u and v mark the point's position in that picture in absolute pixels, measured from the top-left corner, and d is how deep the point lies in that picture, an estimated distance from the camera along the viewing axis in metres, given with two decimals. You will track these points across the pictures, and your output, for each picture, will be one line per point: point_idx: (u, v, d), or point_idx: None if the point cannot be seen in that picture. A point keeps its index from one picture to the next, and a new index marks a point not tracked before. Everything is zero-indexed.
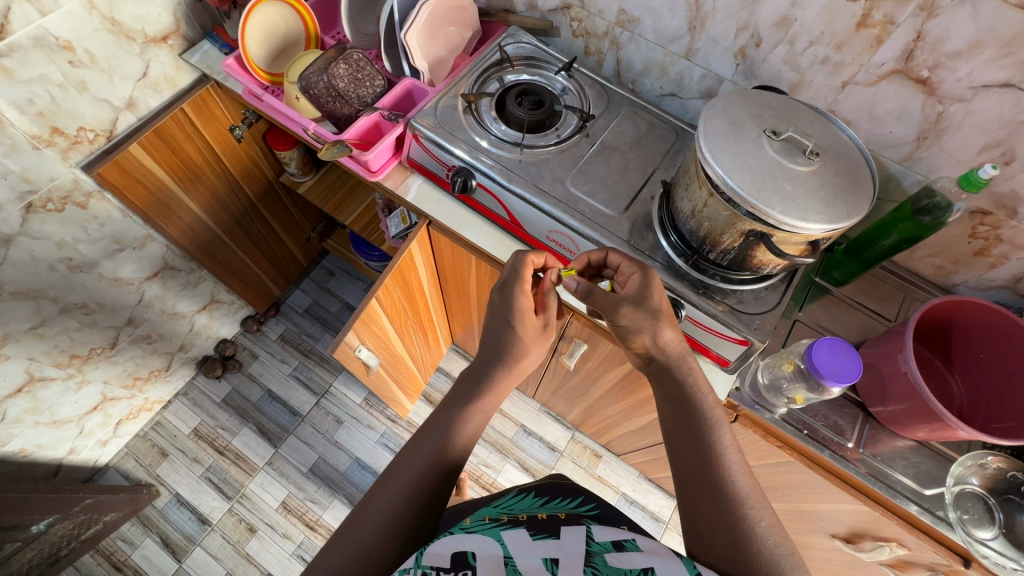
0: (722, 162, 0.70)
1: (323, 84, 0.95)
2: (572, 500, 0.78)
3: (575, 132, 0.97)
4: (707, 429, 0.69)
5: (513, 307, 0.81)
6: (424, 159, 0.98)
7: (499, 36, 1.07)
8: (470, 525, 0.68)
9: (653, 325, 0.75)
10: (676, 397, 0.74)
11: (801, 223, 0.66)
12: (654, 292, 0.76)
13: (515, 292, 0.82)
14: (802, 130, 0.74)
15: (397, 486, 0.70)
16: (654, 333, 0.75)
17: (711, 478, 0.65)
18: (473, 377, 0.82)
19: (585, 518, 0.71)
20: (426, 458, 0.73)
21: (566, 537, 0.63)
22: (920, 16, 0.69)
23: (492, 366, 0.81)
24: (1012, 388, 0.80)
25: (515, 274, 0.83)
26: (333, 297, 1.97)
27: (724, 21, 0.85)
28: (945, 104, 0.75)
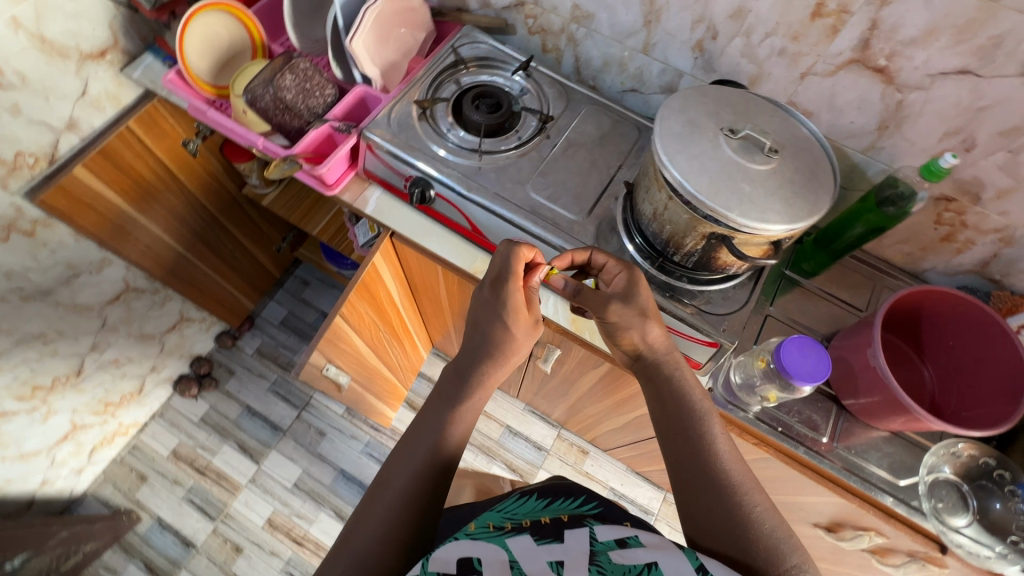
0: (679, 165, 0.68)
1: (269, 97, 0.91)
2: (574, 500, 0.76)
3: (535, 134, 0.94)
4: (696, 418, 0.69)
5: (509, 303, 0.76)
6: (381, 170, 0.95)
7: (452, 37, 1.03)
8: (475, 530, 0.66)
9: (643, 321, 0.73)
10: (660, 388, 0.74)
11: (761, 225, 0.65)
12: (641, 289, 0.74)
13: (507, 285, 0.76)
14: (759, 127, 0.71)
15: (389, 498, 0.68)
16: (642, 330, 0.74)
17: (706, 468, 0.65)
18: (461, 364, 0.78)
19: (587, 518, 0.69)
20: (425, 462, 0.71)
21: (571, 540, 0.61)
22: (874, 4, 0.67)
23: (486, 353, 0.77)
24: (983, 375, 0.80)
25: (507, 268, 0.77)
26: (309, 307, 1.93)
27: (679, 14, 0.82)
28: (904, 92, 0.73)
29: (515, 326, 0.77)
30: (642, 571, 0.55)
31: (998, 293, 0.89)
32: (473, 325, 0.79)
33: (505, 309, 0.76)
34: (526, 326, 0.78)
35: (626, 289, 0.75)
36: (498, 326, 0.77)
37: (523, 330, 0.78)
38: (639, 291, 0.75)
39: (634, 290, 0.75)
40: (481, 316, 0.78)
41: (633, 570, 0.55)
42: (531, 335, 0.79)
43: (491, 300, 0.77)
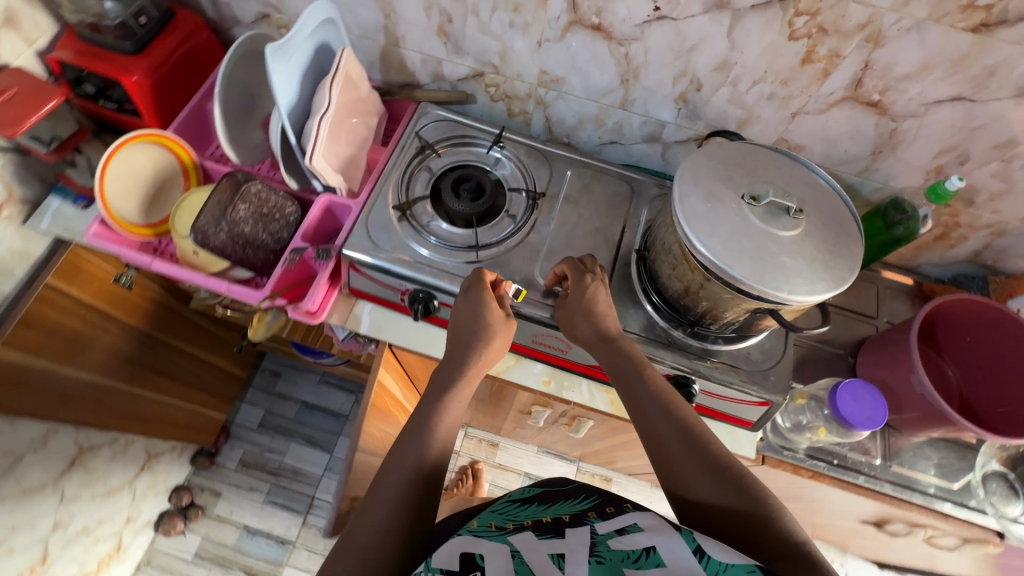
0: (713, 247, 0.64)
1: (224, 235, 0.79)
2: (571, 498, 0.66)
3: (528, 213, 0.88)
4: (657, 387, 0.66)
5: (483, 305, 0.72)
6: (370, 286, 0.85)
7: (410, 119, 0.94)
8: (478, 526, 0.62)
9: (583, 314, 0.72)
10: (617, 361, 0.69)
11: (811, 297, 0.62)
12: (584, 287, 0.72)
13: (481, 293, 0.73)
14: (777, 188, 0.69)
15: (379, 505, 0.58)
16: (585, 320, 0.72)
17: (685, 438, 0.61)
18: (442, 367, 0.71)
19: (588, 516, 0.62)
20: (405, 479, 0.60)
21: (572, 535, 0.57)
22: (866, 47, 0.65)
23: (465, 351, 0.71)
24: (1005, 368, 0.82)
25: (471, 283, 0.75)
26: (286, 400, 1.77)
27: (659, 70, 0.78)
28: (898, 121, 0.73)
29: (491, 314, 0.71)
30: (642, 556, 0.52)
31: (997, 279, 0.92)
32: (455, 336, 0.73)
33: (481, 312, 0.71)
34: (502, 320, 0.73)
35: (579, 296, 0.72)
36: (475, 326, 0.72)
37: (498, 324, 0.73)
38: (592, 295, 0.72)
39: (587, 293, 0.72)
40: (460, 324, 0.73)
41: (633, 557, 0.52)
42: (511, 330, 0.73)
43: (469, 305, 0.73)
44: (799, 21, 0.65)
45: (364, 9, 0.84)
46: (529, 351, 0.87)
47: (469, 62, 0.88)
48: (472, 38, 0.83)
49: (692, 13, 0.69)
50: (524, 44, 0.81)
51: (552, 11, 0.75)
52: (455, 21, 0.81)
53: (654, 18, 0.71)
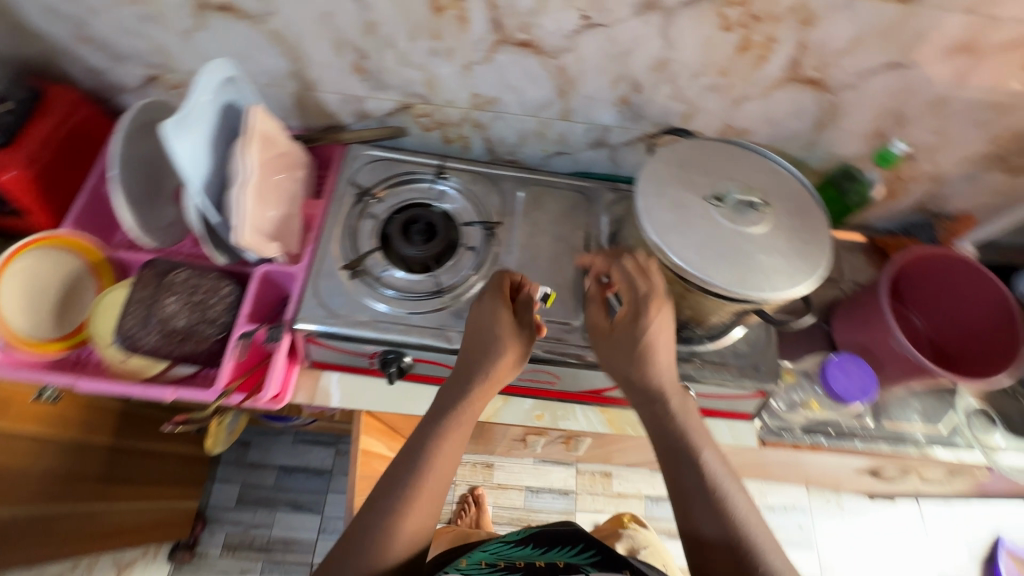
0: (687, 254, 0.61)
1: (155, 334, 0.71)
2: (571, 545, 0.67)
3: (487, 244, 0.83)
4: (705, 466, 0.59)
5: (495, 320, 0.67)
6: (333, 355, 0.78)
7: (342, 165, 0.86)
8: (465, 566, 0.67)
9: (635, 350, 0.63)
10: (663, 428, 0.62)
11: (794, 291, 0.61)
12: (645, 318, 0.63)
13: (495, 306, 0.68)
14: (737, 183, 0.67)
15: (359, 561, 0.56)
16: (632, 350, 0.63)
17: (725, 539, 0.55)
18: (447, 384, 0.68)
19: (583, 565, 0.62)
20: (396, 503, 0.59)
21: None
22: (801, 29, 0.64)
23: (475, 366, 0.67)
24: (967, 309, 0.86)
25: (489, 289, 0.69)
26: (262, 468, 1.65)
27: (596, 77, 0.74)
28: (838, 94, 0.73)
29: (501, 326, 0.67)
30: None
31: (943, 222, 0.95)
32: (465, 350, 0.68)
33: (490, 329, 0.67)
34: (515, 333, 0.67)
35: (629, 330, 0.64)
36: (485, 341, 0.67)
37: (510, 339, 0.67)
38: (645, 334, 0.63)
39: (639, 331, 0.63)
40: (473, 335, 0.68)
41: None
42: (528, 344, 0.67)
43: (481, 316, 0.68)
44: (731, 11, 0.63)
45: (268, 57, 0.76)
46: (515, 388, 0.82)
47: (394, 96, 0.82)
48: (393, 71, 0.77)
49: (621, 17, 0.65)
50: (451, 70, 0.75)
51: (475, 33, 0.69)
52: (372, 56, 0.74)
53: (583, 28, 0.67)
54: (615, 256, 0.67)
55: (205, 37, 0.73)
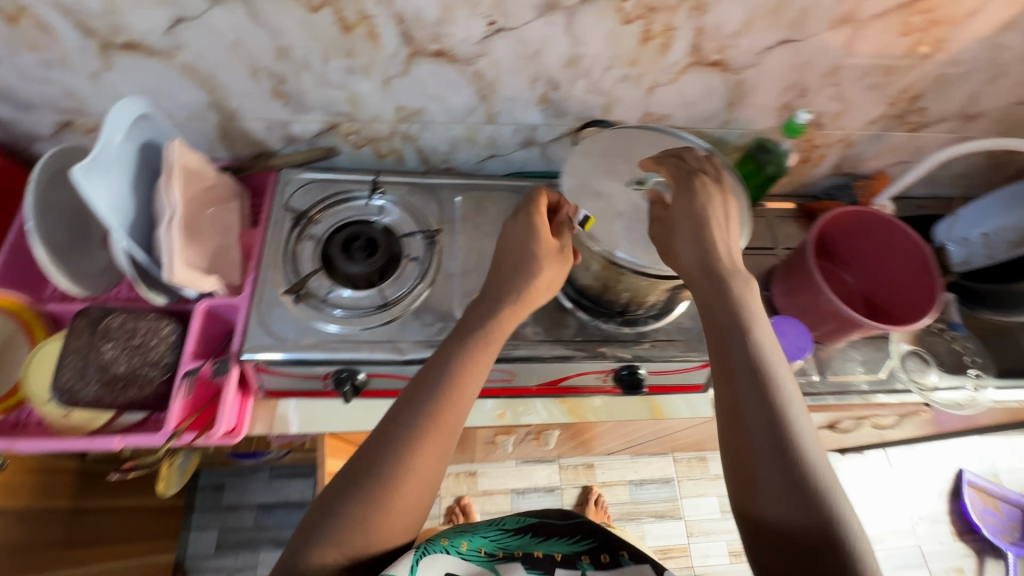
0: (629, 249, 0.65)
1: (96, 385, 0.70)
2: (567, 533, 0.64)
3: (429, 252, 0.84)
4: (773, 391, 0.55)
5: (533, 234, 0.69)
6: (286, 382, 0.78)
7: (275, 192, 0.86)
8: (465, 550, 0.61)
9: (696, 222, 0.63)
10: (733, 350, 0.58)
11: None
12: (705, 192, 0.64)
13: (531, 218, 0.69)
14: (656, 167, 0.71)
15: (360, 529, 0.54)
16: (690, 227, 0.63)
17: (779, 469, 0.51)
18: (479, 303, 0.69)
19: (581, 558, 0.61)
20: (429, 411, 0.60)
21: None
22: (695, 16, 0.68)
23: (509, 282, 0.69)
24: (891, 260, 0.91)
25: (524, 204, 0.72)
26: (239, 510, 1.60)
27: (513, 80, 0.76)
28: (741, 73, 0.77)
29: (538, 245, 0.69)
30: None
31: (860, 182, 1.01)
32: (501, 270, 0.71)
33: (530, 251, 0.69)
34: (554, 253, 0.70)
35: (688, 205, 0.63)
36: (522, 259, 0.69)
37: (549, 256, 0.70)
38: (704, 207, 0.63)
39: (697, 206, 0.63)
40: (510, 252, 0.71)
41: None
42: (563, 265, 0.70)
43: (518, 234, 0.70)
44: (628, 5, 0.66)
45: (183, 91, 0.75)
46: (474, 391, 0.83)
47: (319, 117, 0.82)
48: (313, 92, 0.77)
49: (526, 20, 0.67)
50: (371, 87, 0.76)
51: (388, 48, 0.70)
52: (289, 80, 0.75)
53: (492, 33, 0.69)
54: (669, 153, 0.68)
55: (114, 77, 0.72)
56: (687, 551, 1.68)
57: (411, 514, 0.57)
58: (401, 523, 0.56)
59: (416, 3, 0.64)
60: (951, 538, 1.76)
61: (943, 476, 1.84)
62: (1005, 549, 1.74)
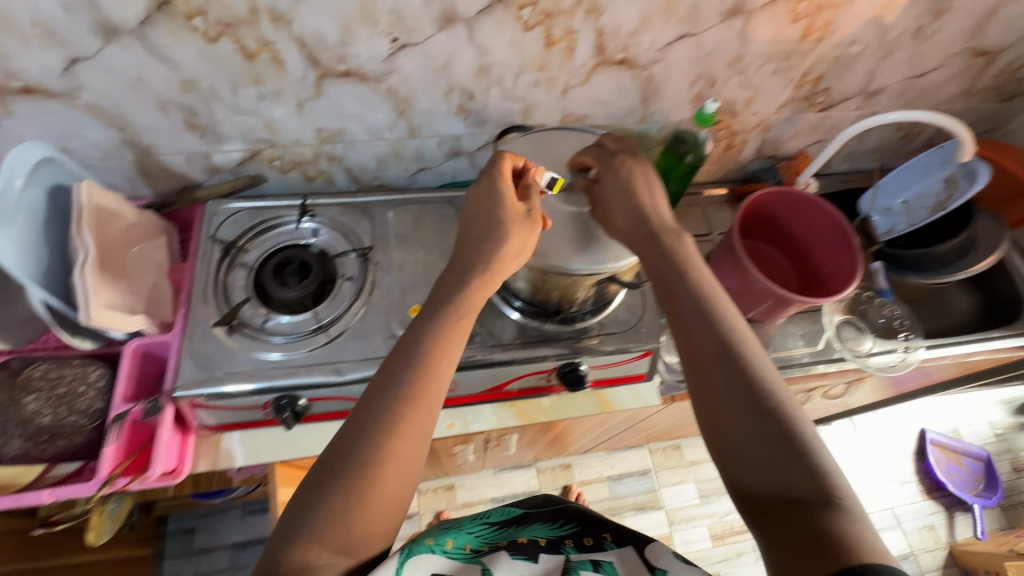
0: (585, 260, 0.68)
1: (21, 439, 0.69)
2: (550, 518, 0.60)
3: (363, 269, 0.84)
4: (725, 338, 0.59)
5: (498, 200, 0.68)
6: (225, 415, 0.76)
7: (202, 224, 0.85)
8: (450, 548, 0.55)
9: (624, 194, 0.70)
10: (685, 302, 0.63)
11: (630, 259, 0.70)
12: (628, 169, 0.71)
13: (495, 182, 0.68)
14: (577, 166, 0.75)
15: (348, 512, 0.50)
16: (619, 199, 0.70)
17: (747, 408, 0.54)
18: (445, 281, 0.68)
19: (565, 543, 0.57)
20: (405, 390, 0.57)
21: (545, 560, 0.54)
22: (591, 18, 0.70)
23: (479, 253, 0.68)
24: (816, 235, 0.94)
25: (489, 165, 0.70)
26: (212, 552, 1.56)
27: (428, 93, 0.77)
28: (648, 69, 0.80)
29: (505, 211, 0.67)
30: None
31: (783, 164, 1.05)
32: (468, 239, 0.69)
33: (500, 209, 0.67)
34: (521, 217, 0.67)
35: (614, 179, 0.71)
36: (489, 225, 0.68)
37: (519, 220, 0.67)
38: (628, 178, 0.70)
39: (622, 178, 0.70)
40: (477, 219, 0.69)
41: None
42: (532, 228, 0.67)
43: (482, 199, 0.68)
44: (525, 13, 0.68)
45: (92, 131, 0.74)
46: None
47: (239, 145, 0.81)
48: (227, 121, 0.77)
49: (428, 34, 0.68)
50: (285, 111, 0.76)
51: (295, 71, 0.70)
52: (200, 111, 0.74)
53: (397, 49, 0.70)
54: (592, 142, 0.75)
55: (16, 123, 0.71)
56: (670, 540, 1.69)
57: (391, 501, 0.53)
58: (382, 511, 0.52)
59: (314, 25, 0.65)
60: (920, 497, 1.81)
61: (907, 438, 1.89)
62: (971, 502, 1.79)
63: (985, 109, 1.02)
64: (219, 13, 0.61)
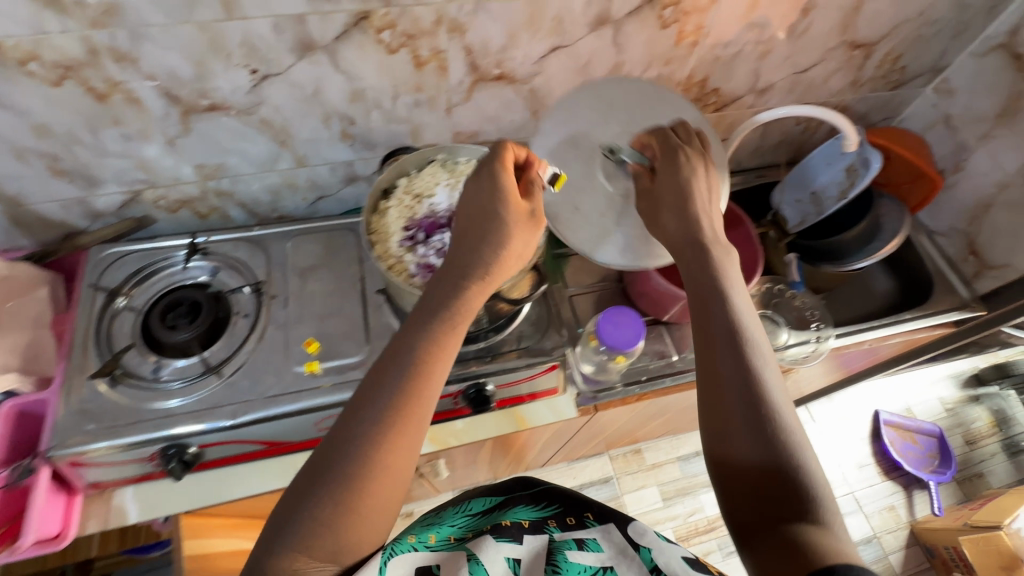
0: (610, 252, 0.73)
1: None
2: (532, 502, 0.63)
3: (258, 304, 0.82)
4: (743, 349, 0.60)
5: (501, 198, 0.62)
6: (110, 471, 0.73)
7: (83, 272, 0.81)
8: (432, 543, 0.57)
9: (678, 201, 0.66)
10: (714, 307, 0.63)
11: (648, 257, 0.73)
12: (691, 179, 0.66)
13: (495, 175, 0.63)
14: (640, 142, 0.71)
15: (331, 522, 0.50)
16: (671, 201, 0.67)
17: (749, 415, 0.57)
18: (439, 278, 0.63)
19: (548, 523, 0.61)
20: (393, 398, 0.56)
21: (530, 540, 0.57)
22: (455, 37, 0.69)
23: (475, 255, 0.63)
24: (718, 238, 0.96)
25: (489, 159, 0.64)
26: None
27: (305, 121, 0.76)
28: (529, 82, 0.79)
29: (504, 210, 0.63)
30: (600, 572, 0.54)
31: None
32: (463, 232, 0.64)
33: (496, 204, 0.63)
34: (519, 217, 0.64)
35: (671, 178, 0.67)
36: (485, 223, 0.63)
37: (518, 220, 0.63)
38: (688, 181, 0.66)
39: (681, 179, 0.66)
40: (473, 219, 0.63)
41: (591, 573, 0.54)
42: (532, 232, 0.64)
43: (477, 196, 0.63)
44: (385, 36, 0.67)
45: None
46: None
47: (116, 188, 0.79)
48: (96, 165, 0.74)
49: (289, 63, 0.67)
50: (156, 150, 0.74)
51: (156, 110, 0.68)
52: (63, 157, 0.71)
53: (259, 81, 0.68)
54: (660, 128, 0.70)
55: None
56: None
57: (384, 514, 0.53)
58: (372, 526, 0.52)
59: (163, 63, 0.63)
60: (879, 478, 1.81)
61: (863, 420, 1.89)
62: (927, 479, 1.81)
63: (877, 98, 1.05)
64: (55, 57, 0.59)
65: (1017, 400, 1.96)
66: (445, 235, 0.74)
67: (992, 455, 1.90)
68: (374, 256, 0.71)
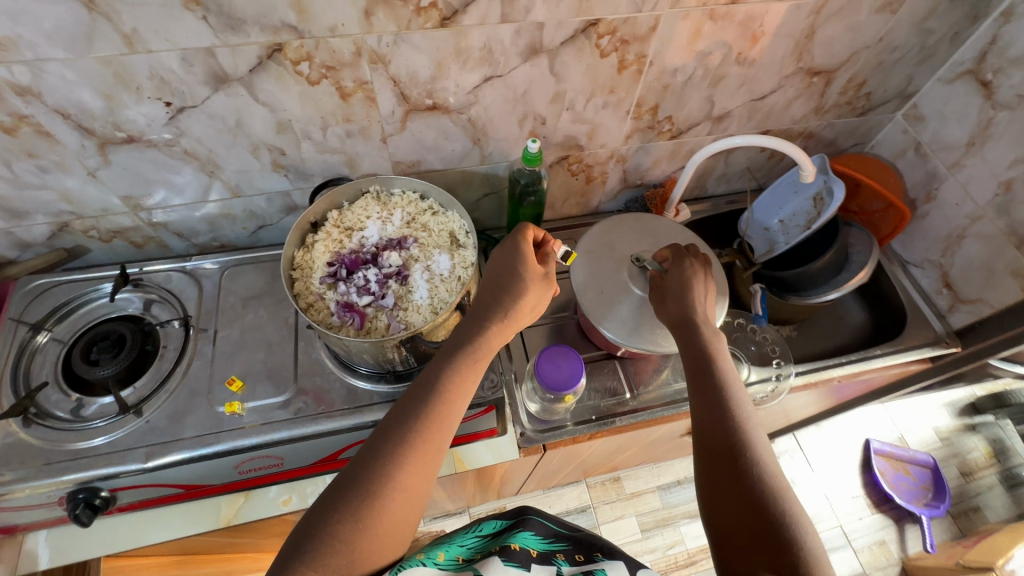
0: (614, 326, 0.79)
1: None
2: (540, 533, 0.61)
3: (187, 338, 0.80)
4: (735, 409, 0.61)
5: (519, 258, 0.67)
6: (19, 516, 0.70)
7: (9, 304, 0.79)
8: (441, 561, 0.56)
9: (682, 289, 0.73)
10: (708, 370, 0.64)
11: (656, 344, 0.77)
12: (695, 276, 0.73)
13: (519, 244, 0.68)
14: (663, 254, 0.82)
15: (343, 549, 0.48)
16: (681, 288, 0.73)
17: (742, 468, 0.56)
18: (463, 319, 0.66)
19: (556, 556, 0.58)
20: (417, 430, 0.56)
21: (538, 569, 0.55)
22: (379, 68, 0.67)
23: (496, 302, 0.65)
24: None
25: (516, 233, 0.70)
26: None
27: (232, 152, 0.74)
28: (466, 112, 0.77)
29: (526, 268, 0.67)
30: None
31: (651, 192, 1.03)
32: (487, 287, 0.68)
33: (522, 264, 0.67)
34: (538, 278, 0.68)
35: (677, 274, 0.75)
36: (509, 279, 0.67)
37: (535, 279, 0.67)
38: (689, 274, 0.74)
39: (685, 273, 0.74)
40: (496, 276, 0.68)
41: None
42: (547, 289, 0.68)
43: (507, 256, 0.68)
44: (303, 67, 0.65)
45: None
46: (249, 482, 0.77)
47: (42, 219, 0.77)
48: (16, 197, 0.72)
49: (204, 95, 0.65)
50: (78, 181, 0.72)
51: (70, 142, 0.67)
52: None
53: (175, 113, 0.66)
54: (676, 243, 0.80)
55: None
56: None
57: (391, 545, 0.52)
58: (380, 552, 0.51)
59: (69, 96, 0.61)
60: (869, 511, 1.69)
61: (853, 449, 1.79)
62: (920, 513, 1.69)
63: (844, 124, 1.01)
64: None
65: (1014, 430, 1.87)
66: (369, 271, 0.72)
67: (989, 488, 1.78)
68: (292, 294, 0.69)
